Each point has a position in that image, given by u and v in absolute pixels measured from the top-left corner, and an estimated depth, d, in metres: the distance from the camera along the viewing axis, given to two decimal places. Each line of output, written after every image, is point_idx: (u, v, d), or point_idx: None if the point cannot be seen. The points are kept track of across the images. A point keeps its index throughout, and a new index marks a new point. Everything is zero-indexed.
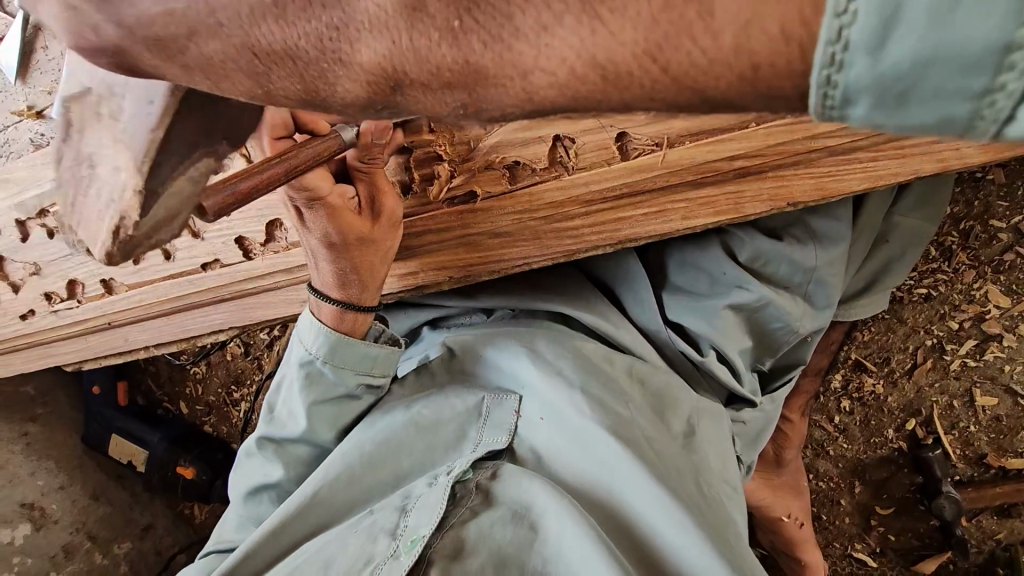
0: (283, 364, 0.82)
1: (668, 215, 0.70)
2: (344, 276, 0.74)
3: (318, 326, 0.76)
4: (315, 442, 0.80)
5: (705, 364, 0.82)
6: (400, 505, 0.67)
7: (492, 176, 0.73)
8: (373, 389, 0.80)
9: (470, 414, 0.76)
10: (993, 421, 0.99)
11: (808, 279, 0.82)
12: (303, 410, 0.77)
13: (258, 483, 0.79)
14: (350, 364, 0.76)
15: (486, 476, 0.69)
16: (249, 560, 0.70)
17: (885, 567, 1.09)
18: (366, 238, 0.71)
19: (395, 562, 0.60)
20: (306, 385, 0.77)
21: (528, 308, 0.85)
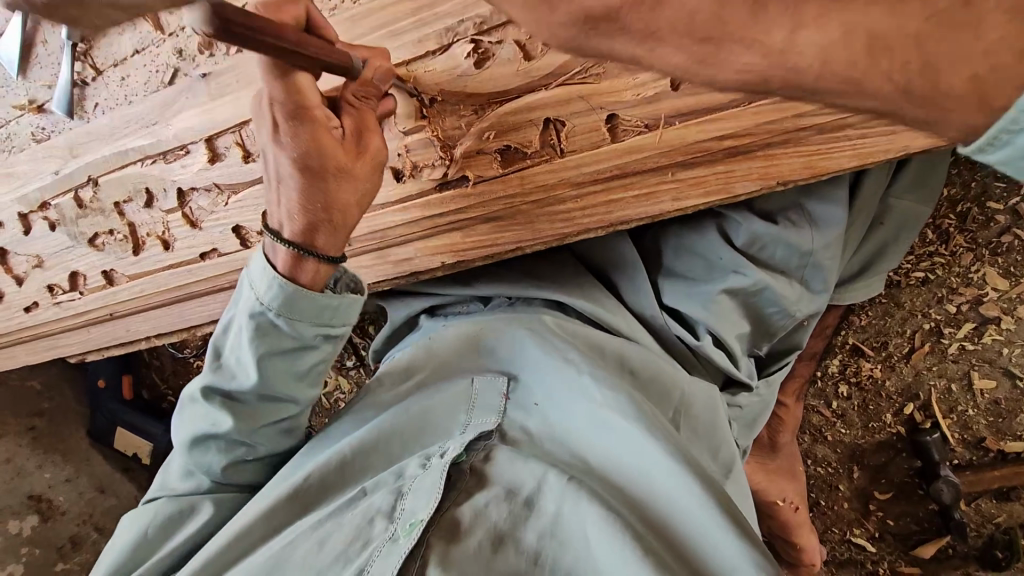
0: (232, 307, 0.78)
1: (659, 198, 0.70)
2: (310, 214, 0.70)
3: (270, 272, 0.72)
4: (271, 394, 0.78)
5: (700, 349, 0.82)
6: (395, 486, 0.69)
7: (484, 160, 0.74)
8: (329, 338, 0.78)
9: (460, 397, 0.78)
10: (992, 404, 0.99)
11: (804, 264, 0.81)
12: (256, 364, 0.75)
13: (207, 432, 0.78)
14: (307, 314, 0.73)
15: (480, 458, 0.70)
16: (242, 537, 0.72)
17: (884, 552, 1.08)
18: (344, 169, 0.68)
19: (395, 544, 0.62)
20: (259, 336, 0.74)
21: (525, 298, 0.85)
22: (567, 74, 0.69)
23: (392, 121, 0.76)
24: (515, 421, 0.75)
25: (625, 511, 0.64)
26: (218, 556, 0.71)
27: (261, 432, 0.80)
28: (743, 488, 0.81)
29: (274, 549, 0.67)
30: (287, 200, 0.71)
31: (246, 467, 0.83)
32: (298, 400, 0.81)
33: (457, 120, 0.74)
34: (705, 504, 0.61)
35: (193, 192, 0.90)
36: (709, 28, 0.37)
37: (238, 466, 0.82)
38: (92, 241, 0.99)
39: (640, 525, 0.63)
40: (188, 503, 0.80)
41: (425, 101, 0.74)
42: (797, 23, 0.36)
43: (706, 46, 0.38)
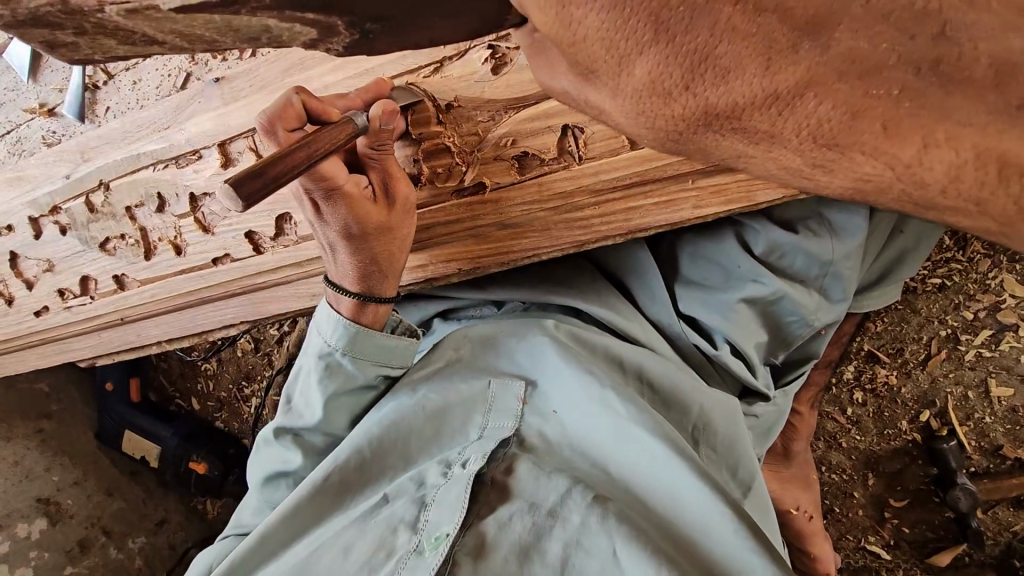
0: (301, 354, 0.82)
1: (679, 205, 0.70)
2: (365, 268, 0.74)
3: (337, 316, 0.76)
4: (336, 431, 0.81)
5: (718, 357, 0.81)
6: (418, 497, 0.69)
7: (501, 166, 0.73)
8: (390, 378, 0.81)
9: (475, 400, 0.77)
10: (1009, 412, 0.98)
11: (824, 272, 0.81)
12: (322, 401, 0.78)
13: (278, 470, 0.80)
14: (369, 355, 0.77)
15: (502, 471, 0.69)
16: (263, 544, 0.72)
17: (899, 560, 1.08)
18: (383, 226, 0.70)
19: (421, 558, 0.62)
20: (325, 376, 0.77)
21: (541, 303, 0.86)
22: None
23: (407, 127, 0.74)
24: (531, 428, 0.74)
25: (649, 527, 0.64)
26: (241, 562, 0.71)
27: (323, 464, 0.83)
28: (763, 501, 0.79)
29: (297, 561, 0.67)
30: (340, 256, 0.74)
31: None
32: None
33: (473, 126, 0.73)
34: (732, 522, 0.61)
35: (206, 197, 0.89)
36: (835, 136, 0.34)
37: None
38: (103, 246, 0.99)
39: (665, 542, 0.63)
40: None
41: (441, 107, 0.73)
42: (926, 142, 0.33)
43: (827, 152, 0.35)
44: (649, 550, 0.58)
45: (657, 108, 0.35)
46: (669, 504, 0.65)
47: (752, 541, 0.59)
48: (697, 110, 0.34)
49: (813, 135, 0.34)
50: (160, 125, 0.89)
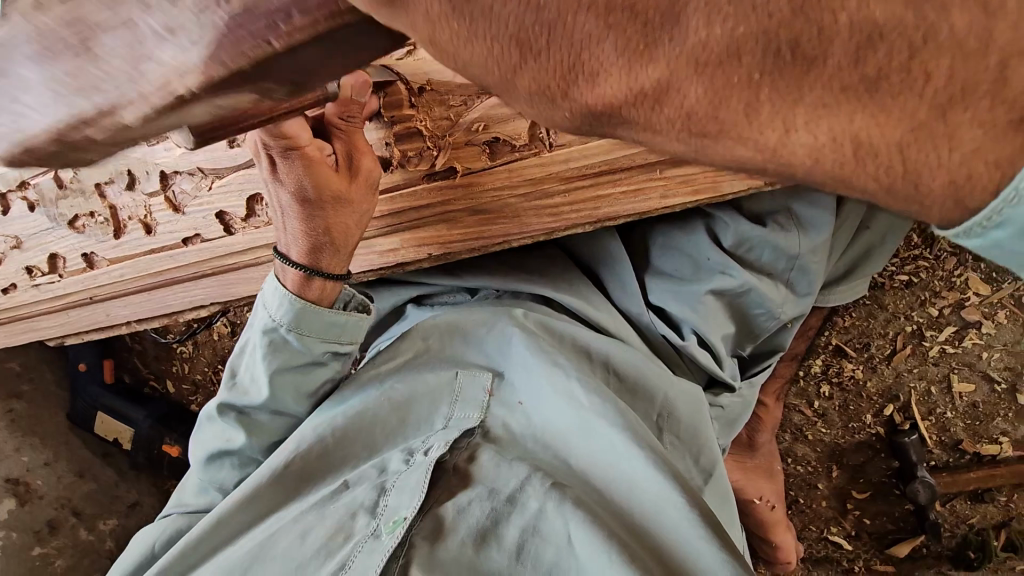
0: (247, 328, 0.81)
1: (645, 194, 0.70)
2: (315, 239, 0.73)
3: (284, 293, 0.75)
4: (283, 408, 0.81)
5: (685, 348, 0.82)
6: (379, 482, 0.69)
7: (472, 151, 0.74)
8: (339, 356, 0.81)
9: (442, 389, 0.78)
10: (969, 407, 1.00)
11: (791, 266, 0.81)
12: (268, 379, 0.77)
13: (221, 448, 0.80)
14: (316, 332, 0.77)
15: (464, 458, 0.71)
16: (222, 526, 0.72)
17: (860, 550, 1.10)
18: (343, 197, 0.71)
19: (377, 541, 0.63)
20: (271, 353, 0.77)
21: (513, 291, 0.87)
22: None
23: (379, 111, 0.74)
24: (496, 418, 0.75)
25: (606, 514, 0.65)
26: (196, 543, 0.71)
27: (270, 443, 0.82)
28: (724, 490, 0.81)
29: (254, 544, 0.67)
30: (290, 226, 0.73)
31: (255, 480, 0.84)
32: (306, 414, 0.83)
33: (445, 110, 0.73)
34: (686, 510, 0.62)
35: (176, 175, 0.88)
36: (704, 126, 0.30)
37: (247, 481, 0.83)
38: (72, 223, 0.97)
39: (620, 528, 0.64)
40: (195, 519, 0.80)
41: (413, 90, 0.73)
42: None
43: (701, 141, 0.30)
44: (603, 536, 0.59)
45: (546, 112, 0.32)
46: (626, 493, 0.66)
47: (705, 529, 0.60)
48: (581, 112, 0.31)
49: (687, 128, 0.30)
50: None
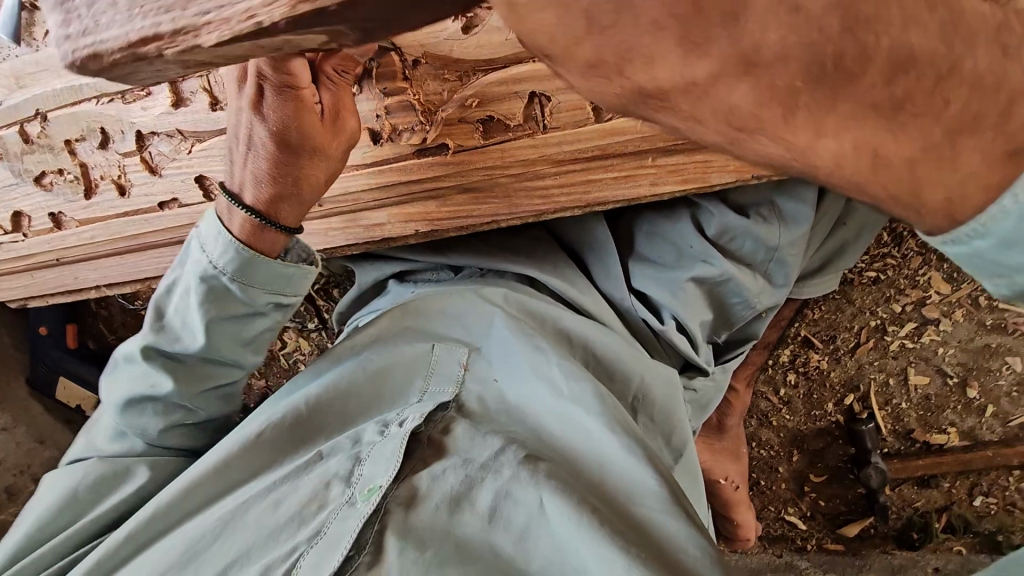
0: (179, 266, 0.76)
1: (635, 181, 0.71)
2: (282, 188, 0.71)
3: (229, 239, 0.71)
4: (219, 357, 0.77)
5: (664, 332, 0.84)
6: (353, 453, 0.69)
7: (465, 129, 0.73)
8: (280, 308, 0.78)
9: (418, 363, 0.78)
10: (923, 399, 1.06)
11: (770, 258, 0.84)
12: (205, 328, 0.74)
13: (144, 393, 0.77)
14: (259, 283, 0.73)
15: (439, 430, 0.71)
16: (194, 492, 0.71)
17: (813, 529, 1.16)
18: (321, 149, 0.70)
19: (352, 508, 0.64)
20: (208, 300, 0.73)
21: (498, 271, 0.89)
22: None
23: (372, 81, 0.74)
24: (473, 395, 0.75)
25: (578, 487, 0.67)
26: (164, 510, 0.70)
27: (206, 392, 0.80)
28: (693, 470, 0.84)
29: (225, 511, 0.67)
30: (251, 169, 0.71)
31: (187, 428, 0.82)
32: (244, 364, 0.80)
33: (439, 85, 0.72)
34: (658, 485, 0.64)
35: (154, 136, 0.85)
36: None
37: (176, 427, 0.81)
38: (39, 180, 0.93)
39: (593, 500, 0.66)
40: (117, 462, 0.80)
41: (407, 63, 0.72)
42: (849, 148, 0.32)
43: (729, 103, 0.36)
44: (575, 505, 0.60)
45: None
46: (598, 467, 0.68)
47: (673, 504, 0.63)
48: None
49: None
50: None
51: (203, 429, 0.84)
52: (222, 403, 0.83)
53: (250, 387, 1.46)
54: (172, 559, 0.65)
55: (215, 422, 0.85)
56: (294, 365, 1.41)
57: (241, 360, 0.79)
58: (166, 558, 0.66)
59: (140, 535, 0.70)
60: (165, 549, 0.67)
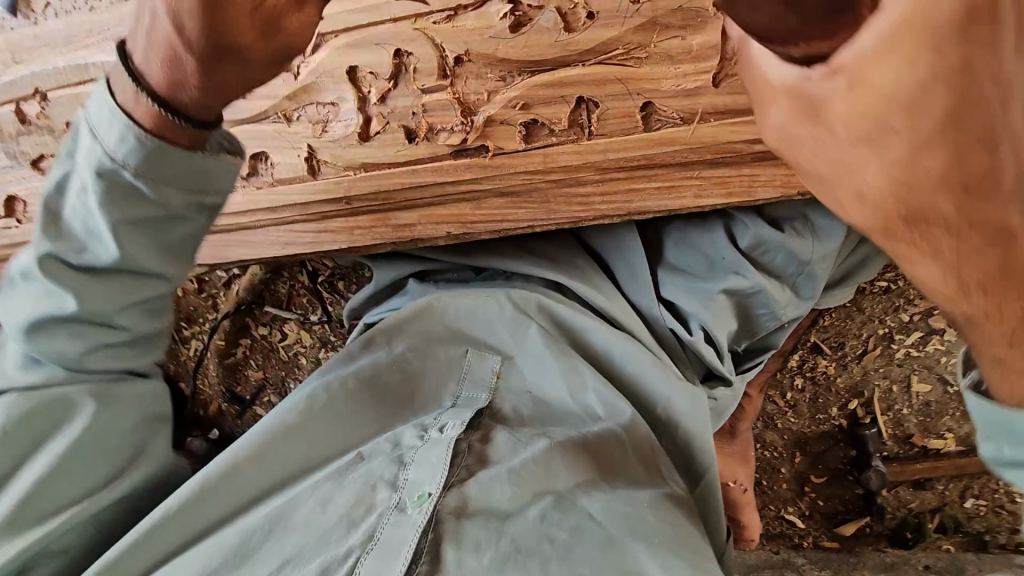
0: (74, 157, 0.60)
1: (680, 192, 0.70)
2: (176, 81, 0.51)
3: (126, 121, 0.54)
4: (131, 269, 0.62)
5: (692, 343, 0.83)
6: (396, 456, 0.68)
7: (507, 131, 0.71)
8: (203, 208, 0.61)
9: (452, 365, 0.79)
10: (923, 405, 1.10)
11: (800, 271, 0.85)
12: (110, 231, 0.59)
13: (49, 316, 0.63)
14: (170, 178, 0.57)
15: (478, 438, 0.71)
16: (230, 483, 0.68)
17: (812, 528, 1.20)
18: (227, 49, 0.48)
19: (404, 515, 0.63)
20: (111, 195, 0.58)
21: (523, 274, 0.87)
22: (609, 54, 0.66)
23: (409, 77, 0.71)
24: (506, 402, 0.77)
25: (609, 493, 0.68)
26: (195, 502, 0.66)
27: (122, 312, 0.64)
28: None
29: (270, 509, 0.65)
30: (152, 52, 0.51)
31: (110, 354, 0.67)
32: (169, 275, 0.65)
33: (481, 85, 0.70)
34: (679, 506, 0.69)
35: None
36: None
37: (99, 350, 0.66)
38: (36, 164, 0.87)
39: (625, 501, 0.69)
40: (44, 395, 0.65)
41: (449, 61, 0.70)
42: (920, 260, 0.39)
43: None
44: (625, 518, 0.64)
45: None
46: (631, 471, 0.71)
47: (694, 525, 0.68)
48: None
49: None
50: (117, 35, 0.79)
51: (131, 354, 0.68)
52: (149, 320, 0.68)
53: (246, 378, 1.40)
54: (207, 561, 0.62)
55: (149, 342, 0.70)
56: (294, 358, 1.37)
57: (161, 272, 0.64)
58: (210, 558, 0.62)
59: (156, 536, 0.65)
60: (203, 548, 0.64)
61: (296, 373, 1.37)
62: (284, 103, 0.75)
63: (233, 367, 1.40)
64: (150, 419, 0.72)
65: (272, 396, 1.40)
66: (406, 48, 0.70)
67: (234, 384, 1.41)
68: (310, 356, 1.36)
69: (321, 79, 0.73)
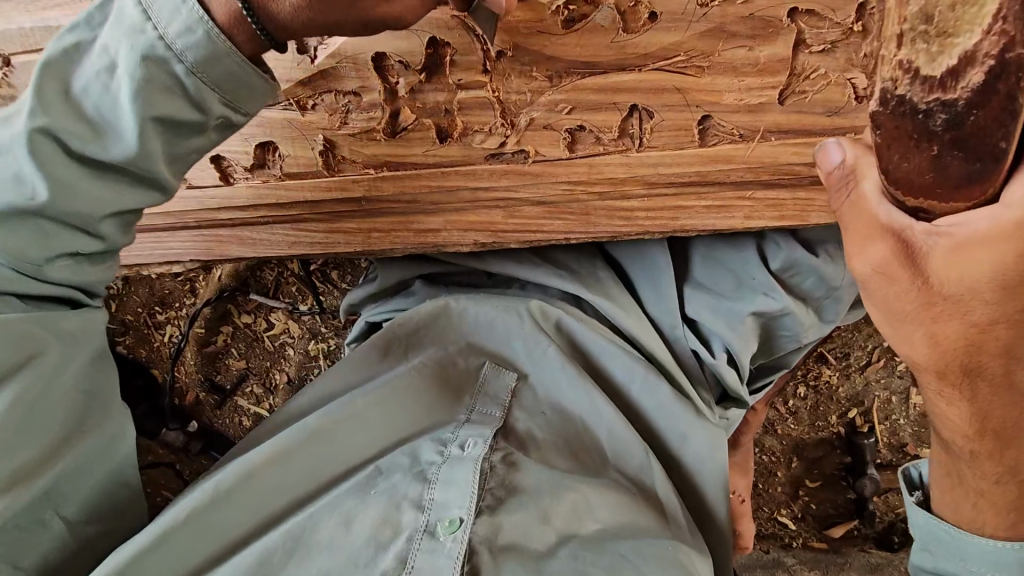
0: (104, 27, 0.50)
1: (731, 212, 0.66)
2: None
3: (200, 14, 0.48)
4: (135, 172, 0.52)
5: (715, 365, 0.81)
6: (420, 473, 0.64)
7: (550, 136, 0.65)
8: (227, 127, 0.54)
9: (466, 382, 0.75)
10: (919, 416, 1.13)
11: (827, 294, 0.83)
12: (134, 126, 0.50)
13: (12, 204, 0.50)
14: (212, 84, 0.50)
15: (501, 459, 0.66)
16: (242, 492, 0.63)
17: (803, 530, 1.22)
18: None
19: (435, 541, 0.59)
20: (145, 82, 0.49)
21: (541, 285, 0.82)
22: (670, 60, 0.60)
23: (445, 70, 0.64)
24: (519, 421, 0.72)
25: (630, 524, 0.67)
26: (206, 511, 0.61)
27: (107, 219, 0.54)
28: None
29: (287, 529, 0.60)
30: None
31: (74, 266, 0.55)
32: (169, 189, 0.56)
33: (525, 84, 0.63)
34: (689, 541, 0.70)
35: None
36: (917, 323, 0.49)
37: (60, 259, 0.54)
38: None
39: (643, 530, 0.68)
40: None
41: (491, 54, 0.62)
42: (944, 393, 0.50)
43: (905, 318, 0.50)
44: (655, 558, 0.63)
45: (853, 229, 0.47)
46: (648, 506, 0.70)
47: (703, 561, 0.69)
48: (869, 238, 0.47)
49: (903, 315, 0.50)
50: None
51: (96, 268, 0.57)
52: (124, 234, 0.57)
53: (227, 367, 1.32)
54: None
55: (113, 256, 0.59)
56: (280, 348, 1.29)
57: (162, 183, 0.54)
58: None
59: (154, 552, 0.58)
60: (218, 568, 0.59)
61: (282, 365, 1.30)
62: (297, 89, 0.66)
63: (213, 356, 1.31)
64: (97, 357, 0.61)
65: (255, 386, 1.32)
66: (442, 36, 0.62)
67: (213, 373, 1.32)
68: (298, 347, 1.29)
69: (341, 65, 0.64)
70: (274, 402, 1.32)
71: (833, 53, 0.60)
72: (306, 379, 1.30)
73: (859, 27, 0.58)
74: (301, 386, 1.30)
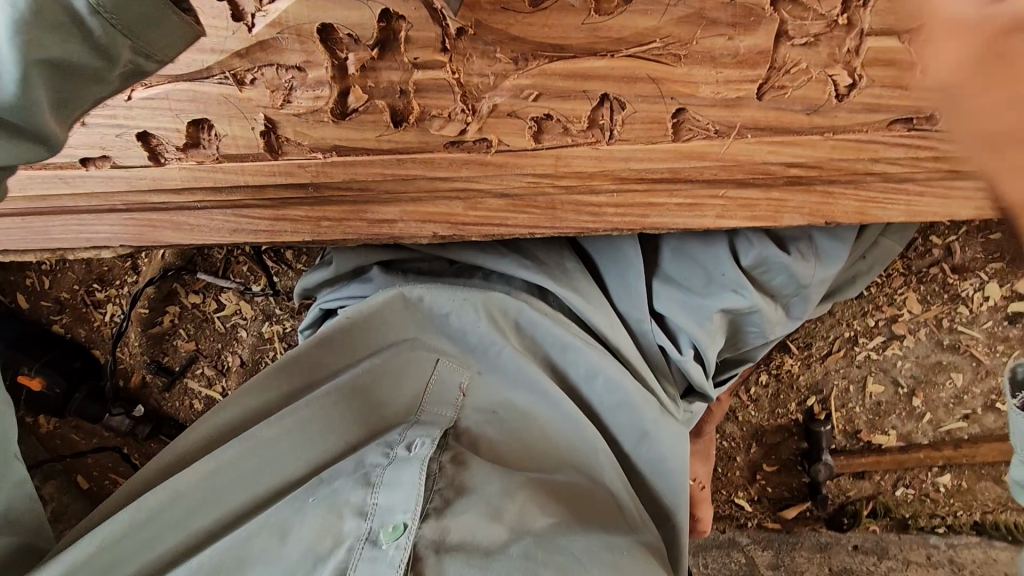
0: None
1: (702, 210, 0.63)
2: None
3: None
4: (8, 128, 0.39)
5: (682, 362, 0.80)
6: (363, 476, 0.60)
7: (515, 124, 0.60)
8: (134, 76, 0.44)
9: (420, 381, 0.71)
10: (874, 404, 1.15)
11: (796, 291, 0.82)
12: (16, 69, 0.37)
13: None
14: (122, 21, 0.39)
15: (450, 460, 0.64)
16: (172, 508, 0.59)
17: (759, 511, 1.25)
18: None
19: (377, 550, 0.55)
20: (30, 14, 0.36)
21: (504, 276, 0.78)
22: (644, 46, 0.56)
23: (399, 47, 0.58)
24: (469, 422, 0.70)
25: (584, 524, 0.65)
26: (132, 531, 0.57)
27: None
28: None
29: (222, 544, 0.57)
30: None
31: None
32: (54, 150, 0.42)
33: (489, 65, 0.58)
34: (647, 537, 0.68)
35: None
36: None
37: None
38: None
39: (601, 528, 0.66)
40: None
41: (450, 31, 0.57)
42: None
43: None
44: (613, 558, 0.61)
45: None
46: (603, 505, 0.68)
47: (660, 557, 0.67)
48: None
49: None
50: None
51: None
52: None
53: (175, 349, 1.24)
54: None
55: None
56: (232, 330, 1.22)
57: (46, 140, 0.41)
58: None
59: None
60: None
61: (234, 346, 1.23)
62: (233, 61, 0.59)
63: (159, 338, 1.24)
64: None
65: (206, 368, 1.25)
66: (396, 8, 0.56)
67: (161, 355, 1.25)
68: (251, 330, 1.22)
69: (283, 36, 0.58)
70: (226, 384, 1.26)
71: (815, 47, 0.56)
72: (260, 363, 1.24)
73: (844, 20, 0.55)
74: (255, 370, 1.24)
